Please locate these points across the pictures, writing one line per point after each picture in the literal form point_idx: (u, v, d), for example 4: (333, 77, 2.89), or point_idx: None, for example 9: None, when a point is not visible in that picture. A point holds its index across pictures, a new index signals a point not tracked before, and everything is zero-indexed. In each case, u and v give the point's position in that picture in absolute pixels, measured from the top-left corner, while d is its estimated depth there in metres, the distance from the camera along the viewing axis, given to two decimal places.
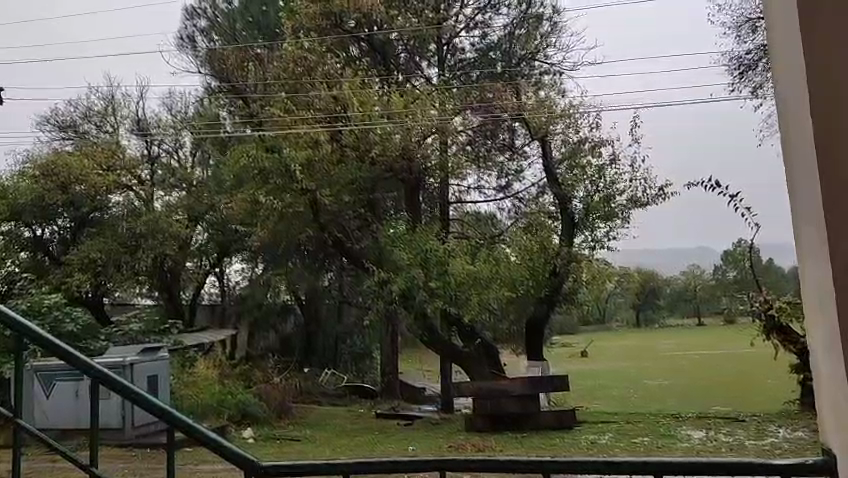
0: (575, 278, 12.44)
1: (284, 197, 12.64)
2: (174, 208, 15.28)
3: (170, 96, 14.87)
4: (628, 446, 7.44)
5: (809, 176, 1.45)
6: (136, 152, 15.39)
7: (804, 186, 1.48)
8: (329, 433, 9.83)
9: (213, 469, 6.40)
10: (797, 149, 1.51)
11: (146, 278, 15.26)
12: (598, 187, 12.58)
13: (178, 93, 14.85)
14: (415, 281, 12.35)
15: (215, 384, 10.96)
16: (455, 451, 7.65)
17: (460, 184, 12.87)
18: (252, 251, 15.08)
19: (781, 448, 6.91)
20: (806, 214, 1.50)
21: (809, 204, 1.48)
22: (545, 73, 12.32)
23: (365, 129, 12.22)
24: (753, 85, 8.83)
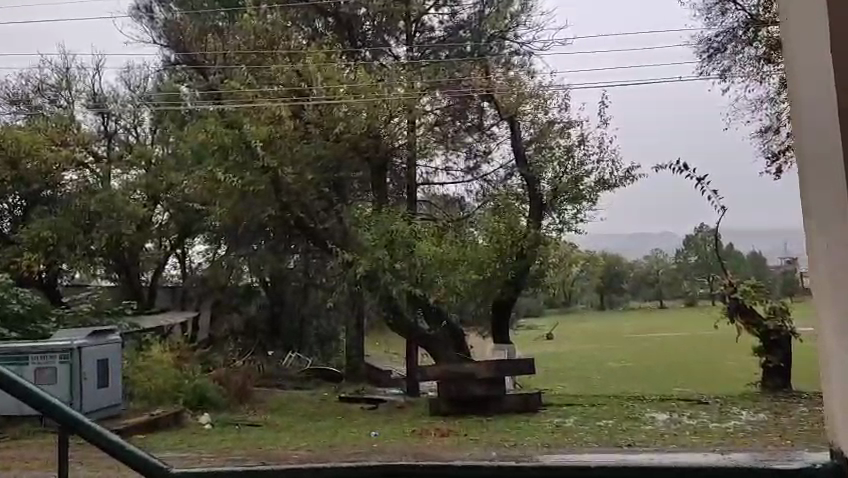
0: (542, 261, 12.27)
1: (245, 175, 12.11)
2: (133, 186, 14.80)
3: (128, 71, 14.06)
4: (593, 429, 7.38)
5: (821, 112, 1.19)
6: (91, 128, 14.69)
7: (815, 129, 1.22)
8: (290, 419, 9.53)
9: None
10: (807, 85, 1.24)
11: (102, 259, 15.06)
12: (566, 168, 12.43)
13: (137, 67, 13.93)
14: (380, 263, 11.92)
15: (171, 368, 10.54)
16: (418, 436, 7.43)
17: (428, 165, 12.60)
18: (214, 233, 14.40)
19: (745, 432, 6.88)
20: (818, 158, 1.23)
21: (820, 145, 1.21)
22: (516, 53, 12.06)
23: (331, 105, 11.84)
24: (721, 69, 10.49)
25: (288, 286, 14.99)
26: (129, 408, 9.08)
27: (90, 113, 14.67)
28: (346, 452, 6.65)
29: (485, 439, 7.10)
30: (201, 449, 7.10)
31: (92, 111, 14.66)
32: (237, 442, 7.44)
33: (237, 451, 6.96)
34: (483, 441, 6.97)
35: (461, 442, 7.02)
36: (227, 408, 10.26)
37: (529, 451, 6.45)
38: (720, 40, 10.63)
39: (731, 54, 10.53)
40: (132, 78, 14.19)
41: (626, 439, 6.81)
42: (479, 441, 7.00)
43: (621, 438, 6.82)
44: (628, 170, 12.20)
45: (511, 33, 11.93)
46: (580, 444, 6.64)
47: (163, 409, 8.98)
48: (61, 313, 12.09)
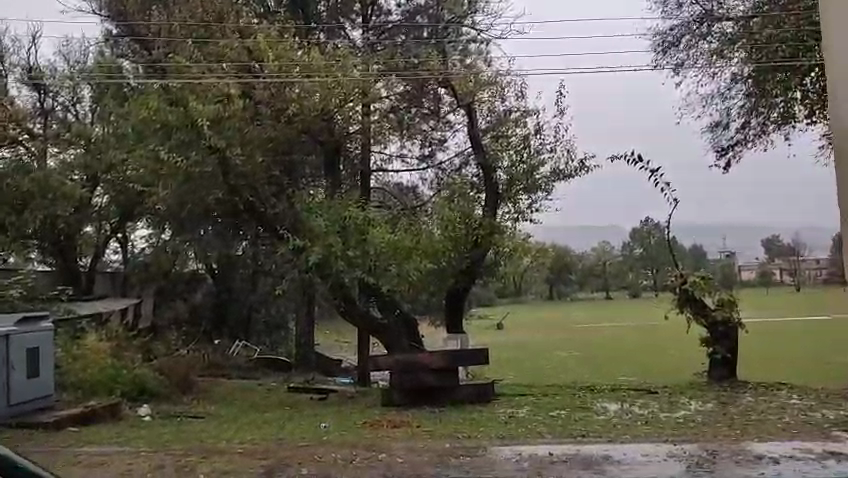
0: (498, 251, 11.89)
1: (188, 153, 11.10)
2: (72, 167, 13.86)
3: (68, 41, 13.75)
4: (546, 420, 7.31)
5: None
6: (25, 104, 13.86)
7: None
8: (235, 410, 9.16)
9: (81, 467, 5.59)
10: None
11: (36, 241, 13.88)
12: (521, 158, 12.11)
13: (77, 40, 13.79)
14: (331, 251, 11.40)
15: (106, 357, 9.91)
16: (369, 428, 7.21)
17: (383, 152, 12.20)
18: (160, 216, 13.92)
19: (696, 423, 6.93)
20: None
21: None
22: (472, 41, 12.09)
23: (280, 83, 11.22)
24: (676, 63, 11.02)
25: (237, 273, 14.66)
26: (60, 400, 8.51)
27: (25, 88, 13.91)
28: (294, 446, 6.34)
29: (439, 431, 6.89)
30: (139, 443, 6.67)
31: (28, 87, 13.94)
32: (178, 436, 7.03)
33: (178, 444, 6.57)
34: (437, 433, 6.78)
35: (413, 434, 6.81)
36: (168, 400, 9.76)
37: (484, 442, 6.29)
38: (677, 33, 10.93)
39: (687, 47, 10.96)
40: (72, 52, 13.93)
41: (580, 430, 6.75)
42: (432, 432, 6.80)
43: (574, 429, 6.76)
44: (583, 159, 12.03)
45: (468, 20, 12.17)
46: (535, 435, 6.52)
47: (98, 401, 8.45)
48: None
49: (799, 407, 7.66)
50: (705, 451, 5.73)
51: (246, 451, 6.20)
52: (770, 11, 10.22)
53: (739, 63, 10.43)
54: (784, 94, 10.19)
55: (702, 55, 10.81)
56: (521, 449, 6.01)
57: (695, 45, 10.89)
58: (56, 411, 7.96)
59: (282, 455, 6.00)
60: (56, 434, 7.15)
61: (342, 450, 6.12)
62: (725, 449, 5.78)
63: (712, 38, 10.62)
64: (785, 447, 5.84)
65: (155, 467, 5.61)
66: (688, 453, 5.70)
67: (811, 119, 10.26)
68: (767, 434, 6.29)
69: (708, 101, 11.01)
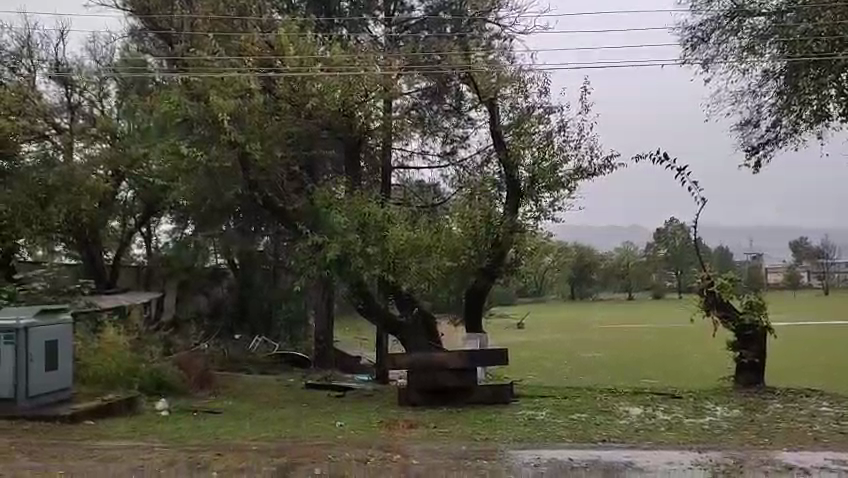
0: (518, 250, 11.70)
1: (210, 149, 10.69)
2: (96, 161, 14.39)
3: (94, 41, 15.69)
4: (566, 423, 7.13)
5: None
6: (53, 98, 15.24)
7: None
8: (251, 406, 9.13)
9: (93, 463, 5.56)
10: None
11: (57, 235, 14.36)
12: (545, 155, 11.60)
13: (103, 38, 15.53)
14: (350, 249, 10.57)
15: (125, 351, 9.95)
16: (384, 428, 7.09)
17: (404, 149, 12.56)
18: (181, 212, 14.08)
19: (722, 429, 6.71)
20: None
21: None
22: (496, 37, 11.99)
23: (298, 77, 10.83)
24: (705, 60, 10.58)
25: (256, 269, 15.41)
26: (80, 392, 8.57)
27: (53, 83, 15.44)
28: (307, 444, 6.26)
29: (455, 432, 6.76)
30: (154, 438, 6.65)
31: (55, 81, 15.43)
32: (193, 431, 7.00)
33: (192, 440, 6.53)
34: (453, 434, 6.65)
35: (428, 435, 6.68)
36: (186, 394, 9.77)
37: (501, 445, 6.15)
38: (705, 29, 10.54)
39: (719, 42, 10.47)
40: (97, 49, 15.87)
41: (600, 434, 6.57)
42: (449, 434, 6.67)
43: (593, 433, 6.59)
44: (607, 159, 12.05)
45: (492, 15, 12.04)
46: (554, 439, 6.36)
47: (116, 394, 8.47)
48: (13, 290, 11.46)
49: (830, 415, 7.38)
50: (729, 459, 5.52)
51: (259, 448, 6.14)
52: (806, 4, 9.72)
53: (771, 59, 10.03)
54: (817, 92, 9.84)
55: (732, 51, 10.34)
56: (539, 453, 5.85)
57: (726, 40, 10.40)
58: (75, 404, 7.99)
59: (295, 453, 5.91)
60: (72, 427, 7.17)
61: (357, 450, 6.01)
62: (752, 459, 5.56)
63: (742, 34, 10.22)
64: (815, 457, 5.59)
65: (167, 463, 5.57)
66: (713, 462, 5.48)
67: (845, 117, 10.02)
68: (797, 444, 6.03)
69: (737, 99, 10.64)
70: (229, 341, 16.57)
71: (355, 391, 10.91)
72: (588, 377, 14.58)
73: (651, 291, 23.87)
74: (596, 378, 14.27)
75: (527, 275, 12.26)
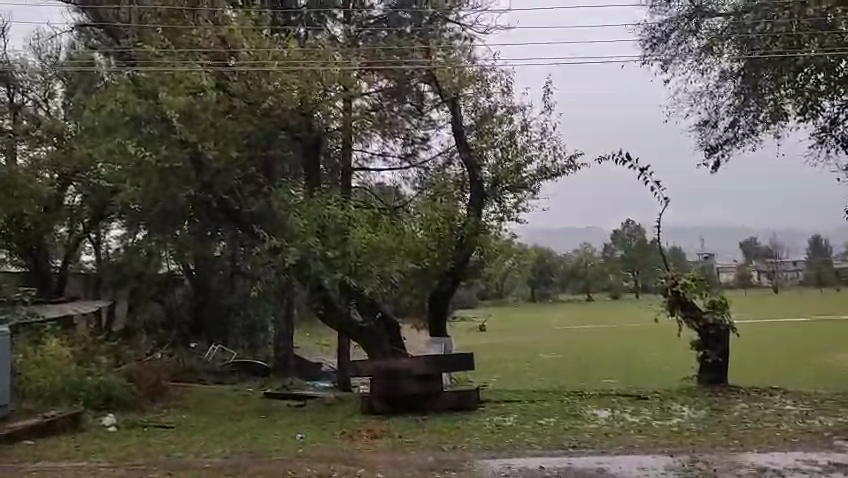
0: (482, 252, 11.55)
1: (160, 149, 10.14)
2: (42, 164, 13.79)
3: (39, 39, 14.97)
4: (535, 429, 6.97)
5: None
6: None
7: None
8: (207, 419, 8.69)
9: None
10: None
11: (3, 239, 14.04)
12: (508, 156, 11.75)
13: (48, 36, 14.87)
14: (311, 252, 10.11)
15: (70, 363, 9.36)
16: (348, 440, 6.78)
17: (364, 150, 12.38)
18: (131, 217, 13.49)
19: (691, 431, 6.65)
20: None
21: None
22: (456, 37, 11.79)
23: (257, 73, 10.51)
24: (664, 61, 10.67)
25: (213, 274, 14.91)
26: (18, 409, 8.00)
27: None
28: (265, 460, 5.92)
29: (422, 442, 6.51)
30: (97, 458, 6.18)
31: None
32: (142, 449, 6.57)
33: (141, 459, 6.11)
34: (420, 444, 6.38)
35: (394, 445, 6.41)
36: (136, 408, 9.24)
37: (469, 454, 5.91)
38: (665, 29, 10.57)
39: (679, 43, 10.53)
40: (44, 47, 15.14)
41: (571, 440, 6.40)
42: (415, 444, 6.40)
43: (563, 438, 6.43)
44: (570, 158, 12.02)
45: (452, 14, 11.87)
46: (524, 447, 6.15)
47: (58, 410, 7.92)
48: None
49: (795, 414, 7.39)
50: (702, 463, 5.43)
51: (214, 466, 5.75)
52: (762, 4, 9.77)
53: (728, 60, 10.17)
54: (772, 92, 10.02)
55: (690, 52, 10.45)
56: (509, 462, 5.63)
57: (685, 40, 10.49)
58: (12, 422, 7.44)
59: (252, 470, 5.56)
60: (9, 448, 6.64)
61: (318, 465, 5.69)
62: (725, 462, 5.45)
63: (700, 35, 10.32)
64: (787, 459, 5.53)
65: None
66: (686, 466, 5.37)
67: (803, 117, 10.08)
68: (767, 444, 5.99)
69: (696, 99, 10.68)
70: (184, 350, 15.94)
71: (316, 400, 10.53)
72: (548, 378, 14.70)
73: (611, 291, 24.15)
74: (560, 380, 14.22)
75: (490, 277, 12.11)
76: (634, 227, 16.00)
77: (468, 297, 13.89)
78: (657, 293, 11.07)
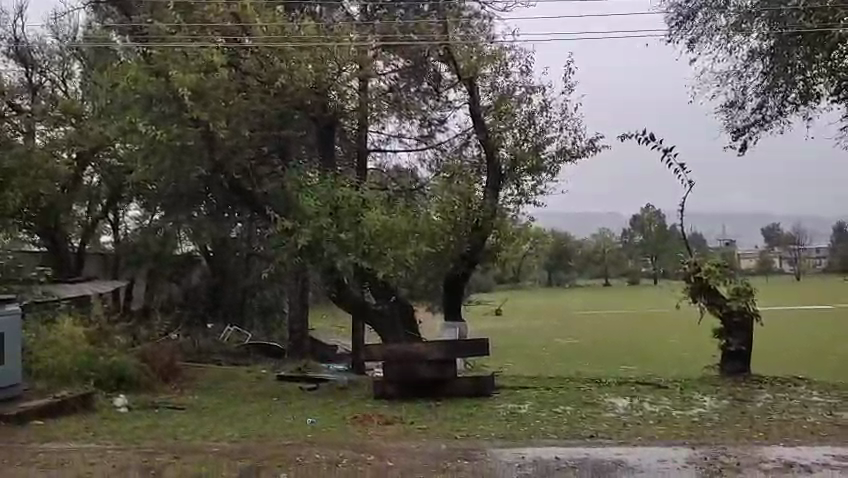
0: (499, 236, 11.27)
1: (171, 128, 10.01)
2: (58, 144, 13.74)
3: (56, 19, 14.91)
4: (551, 417, 6.76)
5: None
6: (14, 78, 14.87)
7: None
8: (218, 402, 8.61)
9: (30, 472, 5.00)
10: None
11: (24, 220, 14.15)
12: (526, 136, 11.39)
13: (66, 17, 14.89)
14: (324, 234, 10.00)
15: (81, 344, 9.31)
16: (359, 426, 6.64)
17: (380, 132, 12.05)
18: (146, 198, 13.42)
19: (713, 423, 6.41)
20: None
21: None
22: (474, 16, 11.37)
23: (268, 49, 10.30)
24: (689, 40, 10.29)
25: (229, 255, 14.83)
26: (30, 389, 7.96)
27: (14, 64, 15.08)
28: (274, 445, 5.79)
29: (434, 430, 6.34)
30: (105, 440, 6.10)
31: (16, 62, 15.11)
32: (150, 432, 6.47)
33: (148, 442, 6.01)
34: (432, 432, 6.22)
35: (405, 432, 6.25)
36: (148, 389, 9.19)
37: (482, 443, 5.73)
38: (692, 6, 10.22)
39: (706, 20, 10.12)
40: (61, 27, 15.09)
41: (588, 430, 6.20)
42: (427, 431, 6.24)
43: (580, 429, 6.21)
44: (591, 140, 11.69)
45: None
46: (539, 436, 5.96)
47: (69, 391, 7.86)
48: None
49: (822, 406, 7.13)
50: (726, 456, 5.20)
51: (222, 450, 5.64)
52: None
53: (757, 38, 9.74)
54: (802, 72, 9.59)
55: (718, 30, 10.04)
56: (524, 451, 5.45)
57: (713, 18, 10.08)
58: (23, 402, 7.39)
59: (260, 456, 5.44)
60: (18, 428, 6.58)
61: (327, 451, 5.55)
62: (750, 455, 5.23)
63: (729, 12, 9.90)
64: (814, 453, 5.29)
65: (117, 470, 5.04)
66: (710, 460, 5.14)
67: (836, 97, 9.68)
68: (794, 438, 5.74)
69: (723, 79, 10.29)
70: (199, 330, 15.94)
71: (329, 384, 10.42)
72: (563, 365, 14.41)
73: (629, 276, 23.77)
74: (576, 367, 13.99)
75: (507, 262, 11.86)
76: (654, 211, 15.78)
77: (484, 281, 13.67)
78: (678, 280, 10.77)
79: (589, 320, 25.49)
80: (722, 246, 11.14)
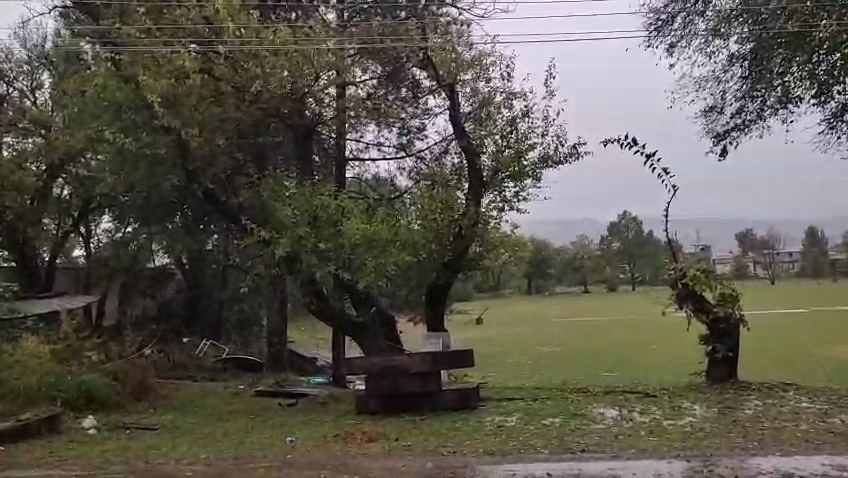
0: (482, 244, 11.07)
1: (141, 137, 9.70)
2: (28, 156, 13.34)
3: (23, 27, 14.25)
4: (540, 430, 6.55)
5: None
6: None
7: None
8: (194, 420, 8.28)
9: None
10: None
11: None
12: (508, 142, 11.21)
13: (33, 25, 14.22)
14: (302, 244, 9.67)
15: (48, 363, 8.93)
16: (342, 443, 6.38)
17: (359, 140, 11.86)
18: (119, 210, 13.08)
19: (707, 432, 6.25)
20: None
21: None
22: (452, 23, 11.18)
23: (242, 51, 9.97)
24: (669, 45, 10.25)
25: (205, 267, 14.45)
26: None
27: None
28: (251, 467, 5.50)
29: (420, 446, 6.09)
30: (71, 466, 5.75)
31: None
32: (120, 455, 6.13)
33: (118, 467, 5.68)
34: (418, 449, 5.97)
35: (390, 449, 6.01)
36: (120, 409, 8.83)
37: (471, 460, 5.50)
38: (671, 11, 10.18)
39: (685, 25, 10.10)
40: (29, 36, 14.50)
41: (579, 442, 6.01)
42: (412, 448, 5.99)
43: (571, 442, 6.01)
44: (572, 147, 11.59)
45: None
46: (529, 451, 5.74)
47: (33, 412, 7.48)
48: None
49: (814, 412, 7.02)
50: (720, 468, 5.05)
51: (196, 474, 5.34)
52: None
53: (736, 43, 9.75)
54: (781, 76, 9.62)
55: (696, 35, 10.03)
56: (515, 468, 5.23)
57: (692, 22, 10.07)
58: None
59: None
60: None
61: (309, 473, 5.28)
62: (745, 467, 5.07)
63: (708, 17, 9.91)
64: (811, 463, 5.15)
65: None
66: (706, 472, 4.98)
67: (818, 99, 9.62)
68: (789, 447, 5.60)
69: (702, 85, 10.27)
70: (174, 345, 15.52)
71: (309, 398, 10.11)
72: (547, 373, 14.17)
73: (609, 281, 23.84)
74: (562, 375, 13.78)
75: (489, 270, 11.70)
76: (631, 218, 15.97)
77: (466, 288, 13.51)
78: (663, 286, 10.68)
79: (571, 327, 25.53)
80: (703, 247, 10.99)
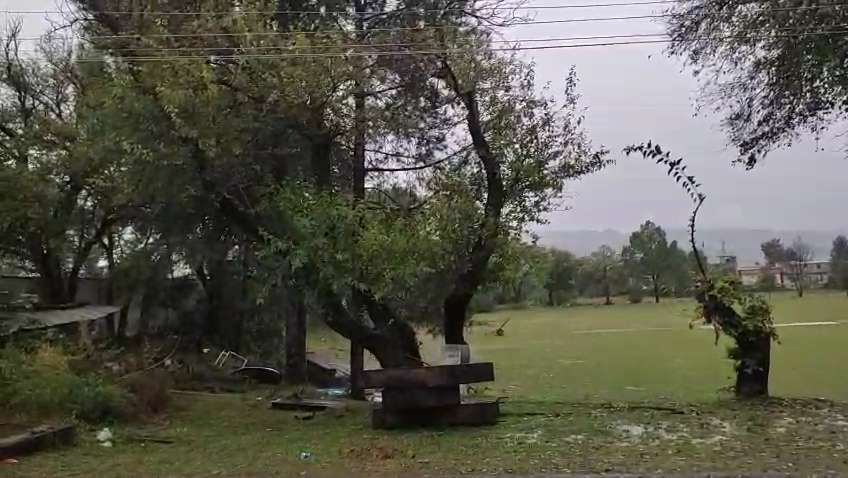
0: (501, 255, 10.89)
1: (157, 147, 9.69)
2: (50, 168, 13.42)
3: (49, 40, 14.40)
4: (562, 447, 6.34)
5: None
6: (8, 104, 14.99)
7: None
8: (208, 433, 8.19)
9: None
10: None
11: (21, 248, 14.15)
12: (528, 151, 11.06)
13: (58, 38, 14.38)
14: (318, 255, 9.52)
15: (65, 374, 8.89)
16: (357, 459, 6.23)
17: (377, 151, 11.80)
18: (139, 221, 13.09)
19: (737, 452, 6.00)
20: None
21: None
22: (470, 30, 11.02)
23: (254, 59, 9.93)
24: (692, 52, 10.03)
25: (224, 277, 14.46)
26: (9, 423, 7.58)
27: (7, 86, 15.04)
28: None
29: (437, 463, 5.92)
30: None
31: (8, 84, 15.05)
32: (132, 469, 6.06)
33: None
34: (435, 466, 5.80)
35: (406, 466, 5.83)
36: (135, 421, 8.78)
37: None
38: (695, 17, 9.95)
39: (709, 31, 9.87)
40: (54, 50, 14.61)
41: (603, 462, 5.77)
42: (429, 465, 5.82)
43: (594, 461, 5.79)
44: (594, 155, 11.37)
45: (468, 7, 11.25)
46: (551, 470, 5.53)
47: (49, 424, 7.46)
48: None
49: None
50: None
51: None
52: None
53: (763, 49, 9.46)
54: (811, 82, 9.34)
55: (721, 41, 9.78)
56: None
57: (717, 28, 9.83)
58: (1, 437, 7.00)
59: None
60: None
61: None
62: None
63: (734, 22, 9.65)
64: None
65: None
66: None
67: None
68: (827, 469, 5.32)
69: (727, 92, 10.01)
70: (193, 356, 15.51)
71: (326, 412, 9.96)
72: (569, 387, 13.88)
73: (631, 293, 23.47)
74: (585, 389, 13.47)
75: (508, 281, 11.52)
76: (653, 228, 15.69)
77: (485, 300, 13.30)
78: (688, 298, 10.40)
79: (592, 339, 25.15)
80: (727, 257, 10.80)
